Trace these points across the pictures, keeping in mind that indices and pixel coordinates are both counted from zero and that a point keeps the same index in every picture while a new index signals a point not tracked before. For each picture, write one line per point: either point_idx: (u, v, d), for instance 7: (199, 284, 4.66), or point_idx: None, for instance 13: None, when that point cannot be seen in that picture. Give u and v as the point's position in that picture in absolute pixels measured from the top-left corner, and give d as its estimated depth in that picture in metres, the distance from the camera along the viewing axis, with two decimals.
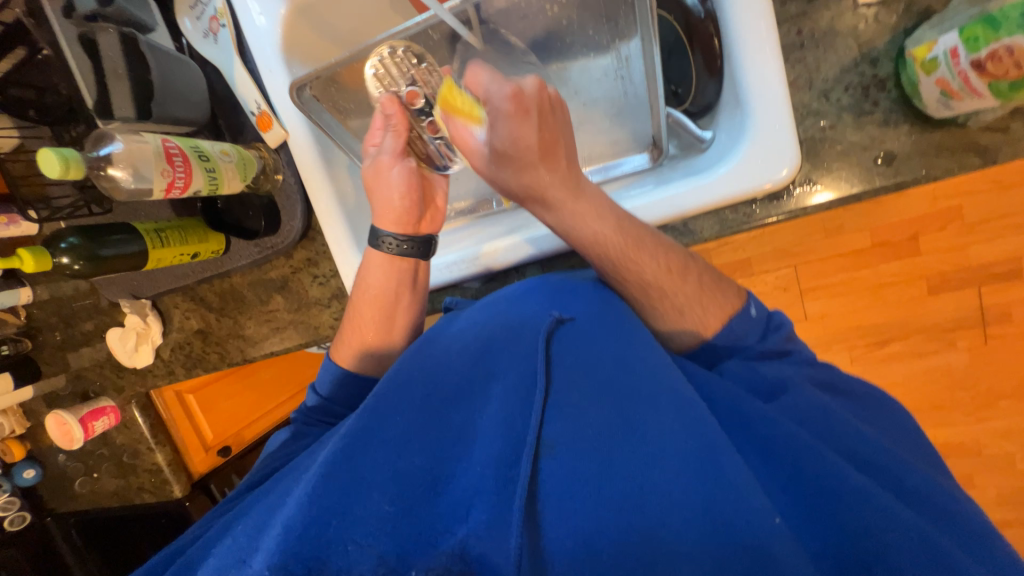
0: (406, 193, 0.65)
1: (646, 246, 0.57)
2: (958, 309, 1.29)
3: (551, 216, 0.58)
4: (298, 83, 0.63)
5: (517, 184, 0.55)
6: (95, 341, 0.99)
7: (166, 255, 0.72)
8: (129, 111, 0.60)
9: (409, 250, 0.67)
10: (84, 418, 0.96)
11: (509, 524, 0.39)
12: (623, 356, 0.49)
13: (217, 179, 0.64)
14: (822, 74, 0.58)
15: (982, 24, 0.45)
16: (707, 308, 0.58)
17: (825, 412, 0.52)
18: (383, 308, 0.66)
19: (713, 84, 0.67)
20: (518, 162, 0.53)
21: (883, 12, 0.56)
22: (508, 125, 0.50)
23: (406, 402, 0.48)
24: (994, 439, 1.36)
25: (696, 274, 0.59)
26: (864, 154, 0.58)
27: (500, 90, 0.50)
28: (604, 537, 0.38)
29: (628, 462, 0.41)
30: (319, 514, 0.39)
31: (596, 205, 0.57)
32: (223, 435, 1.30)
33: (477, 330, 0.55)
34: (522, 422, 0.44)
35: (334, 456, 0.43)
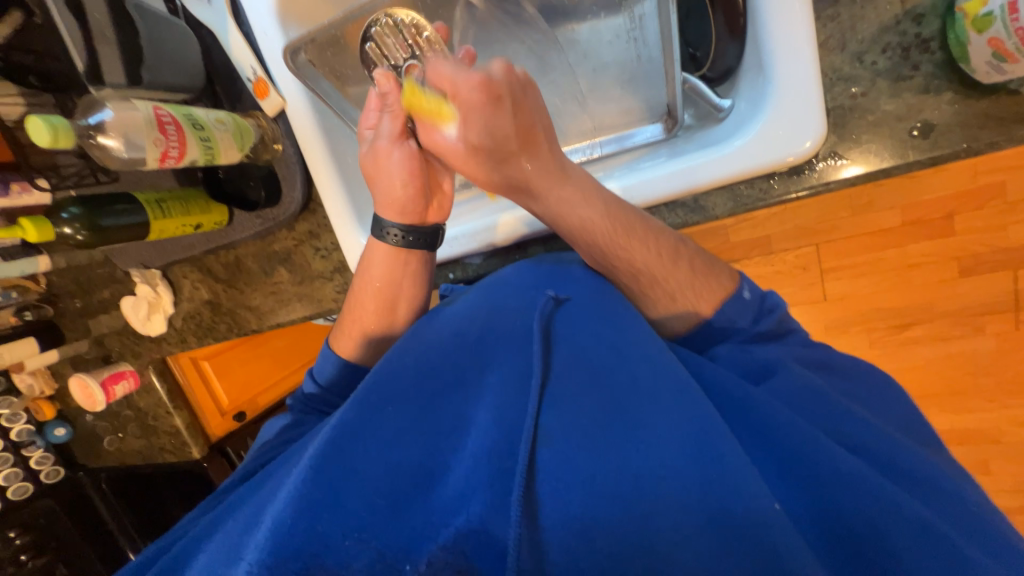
0: (410, 178, 0.60)
1: (637, 234, 0.54)
2: (991, 293, 1.22)
3: (538, 204, 0.56)
4: (291, 46, 0.60)
5: (501, 176, 0.54)
6: (112, 309, 1.01)
7: (168, 226, 0.71)
8: (120, 78, 0.59)
9: (413, 242, 0.64)
10: (105, 381, 1.00)
11: (506, 515, 0.38)
12: (617, 343, 0.47)
13: (213, 149, 0.63)
14: (858, 34, 0.52)
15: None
16: (699, 290, 0.55)
17: (820, 395, 0.49)
18: (384, 298, 0.64)
19: (734, 46, 0.61)
20: (497, 153, 0.53)
21: None
22: (479, 115, 0.51)
23: (398, 392, 0.47)
24: (1013, 427, 1.32)
25: (686, 256, 0.56)
26: (899, 125, 0.53)
27: (465, 80, 0.50)
28: (600, 529, 0.37)
29: (628, 453, 0.40)
30: (311, 504, 0.38)
31: (582, 188, 0.55)
32: (238, 401, 1.34)
33: (471, 315, 0.53)
34: (518, 413, 0.43)
35: (325, 448, 0.42)
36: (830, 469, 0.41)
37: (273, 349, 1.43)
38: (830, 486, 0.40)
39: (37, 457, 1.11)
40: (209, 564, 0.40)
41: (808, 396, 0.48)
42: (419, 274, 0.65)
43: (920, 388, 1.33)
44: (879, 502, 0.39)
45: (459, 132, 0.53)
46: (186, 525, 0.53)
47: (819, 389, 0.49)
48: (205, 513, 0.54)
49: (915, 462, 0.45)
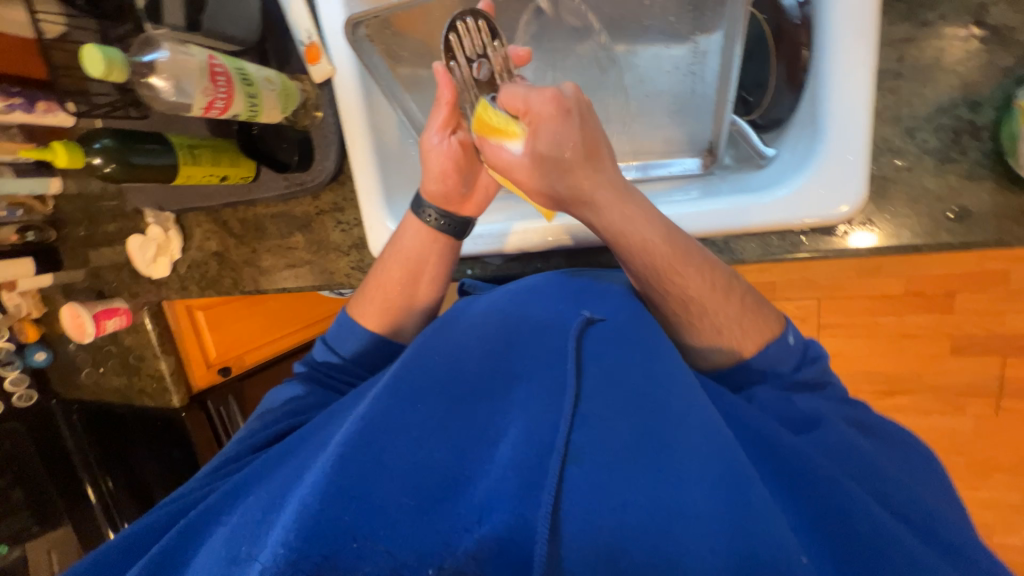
0: (446, 172, 0.61)
1: (693, 260, 0.53)
2: (978, 375, 1.25)
3: (598, 218, 0.52)
4: (354, 19, 0.60)
5: (565, 187, 0.50)
6: (116, 243, 1.00)
7: (196, 173, 0.71)
8: (179, 20, 0.60)
9: (448, 228, 0.65)
10: (97, 314, 0.99)
11: (534, 528, 0.38)
12: (650, 371, 0.47)
13: (258, 107, 0.62)
14: (913, 109, 0.54)
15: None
16: (746, 326, 0.56)
17: (854, 450, 0.50)
18: (409, 270, 0.66)
19: (790, 98, 0.62)
20: (564, 166, 0.49)
21: (997, 54, 0.51)
22: (551, 129, 0.48)
23: (428, 390, 0.48)
24: (977, 508, 1.34)
25: (738, 290, 0.56)
26: (937, 205, 0.54)
27: (540, 95, 0.48)
28: (625, 559, 0.38)
29: (657, 484, 0.40)
30: (337, 493, 0.39)
31: (643, 209, 0.52)
32: (226, 355, 1.30)
33: (500, 318, 0.55)
34: (549, 430, 0.43)
35: (352, 438, 0.42)
36: (861, 523, 0.42)
37: (268, 311, 1.41)
38: (856, 538, 0.42)
39: (12, 377, 1.10)
40: (233, 532, 0.42)
41: (819, 437, 0.51)
42: (446, 254, 0.66)
43: None
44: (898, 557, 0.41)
45: (526, 146, 0.49)
46: (197, 489, 0.54)
47: (836, 433, 0.51)
48: (218, 479, 0.55)
49: (923, 516, 0.47)
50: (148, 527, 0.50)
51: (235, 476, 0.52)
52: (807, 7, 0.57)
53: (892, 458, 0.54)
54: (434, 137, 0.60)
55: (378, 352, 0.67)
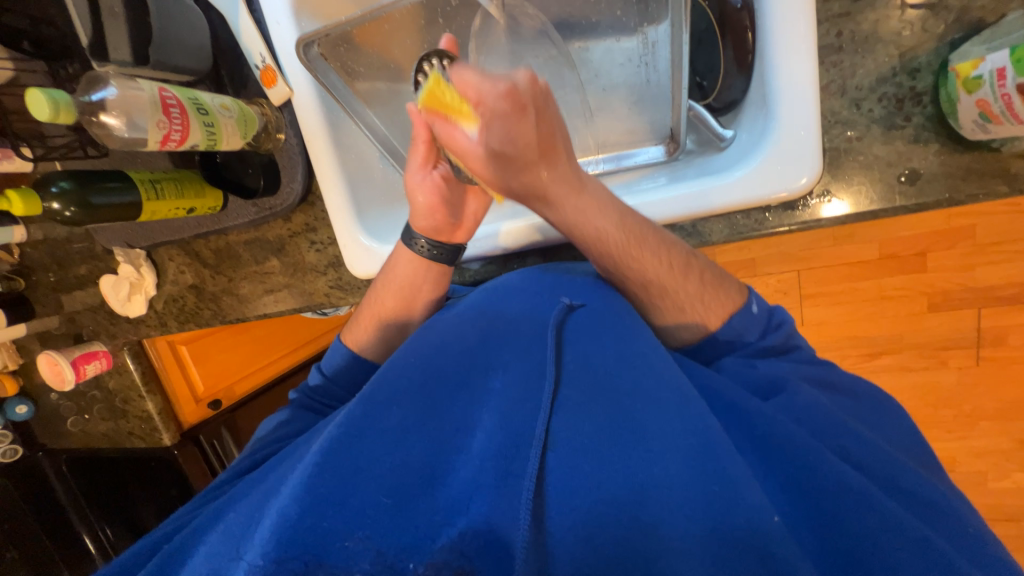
0: (433, 206, 0.63)
1: (648, 243, 0.55)
2: (956, 329, 1.29)
3: (551, 212, 0.56)
4: (305, 39, 0.59)
5: (518, 184, 0.52)
6: (89, 286, 0.98)
7: (161, 208, 0.70)
8: (126, 55, 0.57)
9: (440, 256, 0.65)
10: (76, 360, 0.97)
11: (517, 517, 0.41)
12: (621, 350, 0.50)
13: (216, 135, 0.62)
14: (857, 81, 0.55)
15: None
16: (708, 302, 0.57)
17: (822, 410, 0.51)
18: (403, 298, 0.66)
19: (740, 81, 0.63)
20: (518, 163, 0.50)
21: (931, 20, 0.53)
22: (505, 124, 0.47)
23: (403, 392, 0.49)
24: (969, 457, 1.38)
25: (697, 269, 0.57)
26: (889, 170, 0.55)
27: (494, 89, 0.45)
28: (607, 537, 0.40)
29: (628, 458, 0.43)
30: (315, 503, 0.40)
31: (596, 200, 0.55)
32: (213, 388, 1.30)
33: (477, 317, 0.57)
34: (527, 419, 0.45)
35: (330, 445, 0.44)
36: (833, 482, 0.43)
37: (255, 338, 1.39)
38: (827, 498, 0.43)
39: None
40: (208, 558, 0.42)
41: (801, 404, 0.51)
42: (441, 282, 0.67)
43: None
44: (873, 519, 0.41)
45: (480, 136, 0.48)
46: (183, 516, 0.55)
47: (823, 407, 0.51)
48: (203, 505, 0.56)
49: (908, 473, 0.48)
50: (133, 557, 0.50)
51: (217, 502, 0.52)
52: None
53: (871, 417, 0.56)
54: (417, 175, 0.63)
55: (364, 367, 0.67)
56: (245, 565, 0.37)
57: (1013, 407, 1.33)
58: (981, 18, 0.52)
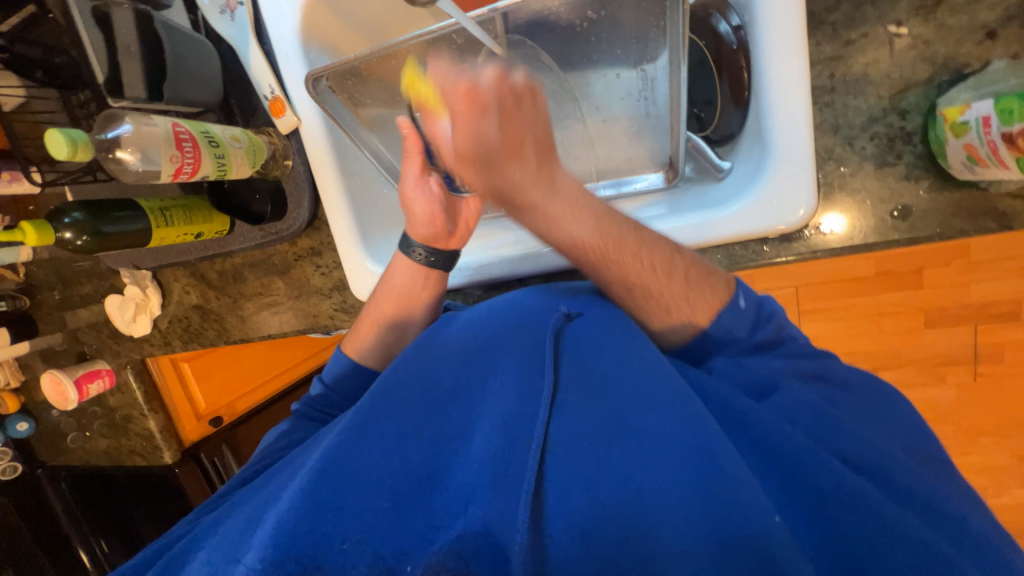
0: (428, 213, 0.67)
1: (629, 247, 0.54)
2: (953, 344, 1.30)
3: (525, 218, 0.54)
4: (314, 73, 0.63)
5: (489, 183, 0.52)
6: (93, 304, 0.99)
7: (169, 234, 0.71)
8: (140, 91, 0.58)
9: (433, 261, 0.67)
10: (79, 380, 0.98)
11: (514, 523, 0.42)
12: (621, 357, 0.51)
13: (226, 166, 0.63)
14: (849, 120, 0.57)
15: (1021, 99, 0.45)
16: (695, 301, 0.56)
17: None
18: (401, 304, 0.67)
19: (738, 114, 0.64)
20: (486, 160, 0.51)
21: (917, 67, 0.55)
22: (468, 123, 0.49)
23: (399, 400, 0.49)
24: (969, 472, 1.39)
25: (681, 267, 0.55)
26: (881, 206, 0.57)
27: (454, 87, 0.48)
28: (600, 537, 0.41)
29: (623, 459, 0.44)
30: (314, 508, 0.41)
31: (571, 206, 0.54)
32: (215, 406, 1.30)
33: (477, 328, 0.57)
34: (526, 424, 0.46)
35: (331, 451, 0.45)
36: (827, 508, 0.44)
37: (256, 353, 1.39)
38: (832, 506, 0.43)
39: None
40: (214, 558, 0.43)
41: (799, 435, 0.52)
42: (437, 287, 0.68)
43: None
44: (873, 543, 0.42)
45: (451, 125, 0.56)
46: (185, 525, 0.55)
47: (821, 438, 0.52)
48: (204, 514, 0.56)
49: (914, 492, 0.48)
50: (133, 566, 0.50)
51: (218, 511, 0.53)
52: (742, 31, 0.59)
53: None
54: (411, 185, 0.67)
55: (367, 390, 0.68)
56: (245, 567, 0.40)
57: (1012, 423, 1.34)
58: (965, 64, 0.54)
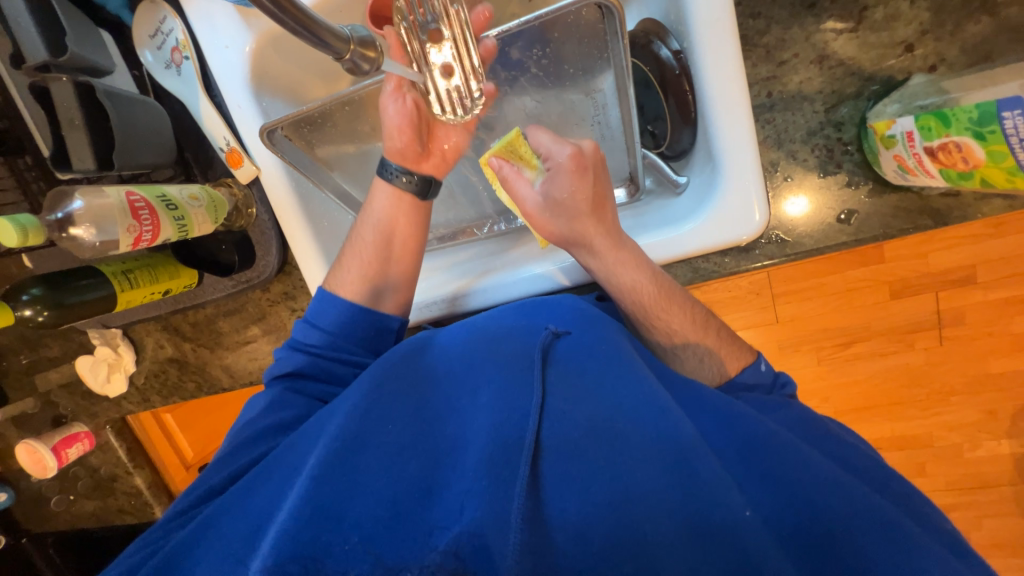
0: (403, 128, 0.64)
1: (677, 299, 0.58)
2: (918, 313, 1.36)
3: (594, 261, 0.58)
4: (268, 127, 0.64)
5: (567, 229, 0.57)
6: (63, 365, 0.96)
7: (136, 296, 0.70)
8: (89, 162, 0.57)
9: (416, 188, 0.67)
10: (57, 446, 0.95)
11: (509, 520, 0.41)
12: (604, 366, 0.53)
13: (187, 226, 0.63)
14: (790, 135, 0.60)
15: (936, 117, 0.48)
16: (725, 354, 0.58)
17: None
18: (383, 235, 0.67)
19: (687, 131, 0.65)
20: (572, 210, 0.57)
21: (841, 83, 0.58)
22: (571, 178, 0.56)
23: (396, 412, 0.51)
24: (944, 431, 1.46)
25: (716, 325, 0.59)
26: (828, 212, 0.60)
27: (562, 150, 0.57)
28: (596, 534, 0.41)
29: (611, 458, 0.44)
30: (313, 516, 0.42)
31: (636, 256, 0.58)
32: (203, 453, 1.30)
33: (466, 341, 0.59)
34: (516, 428, 0.47)
35: (328, 458, 0.46)
36: None
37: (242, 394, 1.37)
38: (823, 492, 0.42)
39: None
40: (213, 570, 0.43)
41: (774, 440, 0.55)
42: (418, 216, 0.68)
43: (863, 400, 1.46)
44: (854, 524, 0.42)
45: (544, 186, 0.58)
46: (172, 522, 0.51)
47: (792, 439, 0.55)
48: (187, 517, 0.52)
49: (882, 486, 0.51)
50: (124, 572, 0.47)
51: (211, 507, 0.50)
52: (682, 54, 0.61)
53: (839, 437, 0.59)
54: (388, 99, 0.63)
55: None
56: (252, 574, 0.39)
57: (978, 380, 1.41)
58: (891, 76, 0.57)
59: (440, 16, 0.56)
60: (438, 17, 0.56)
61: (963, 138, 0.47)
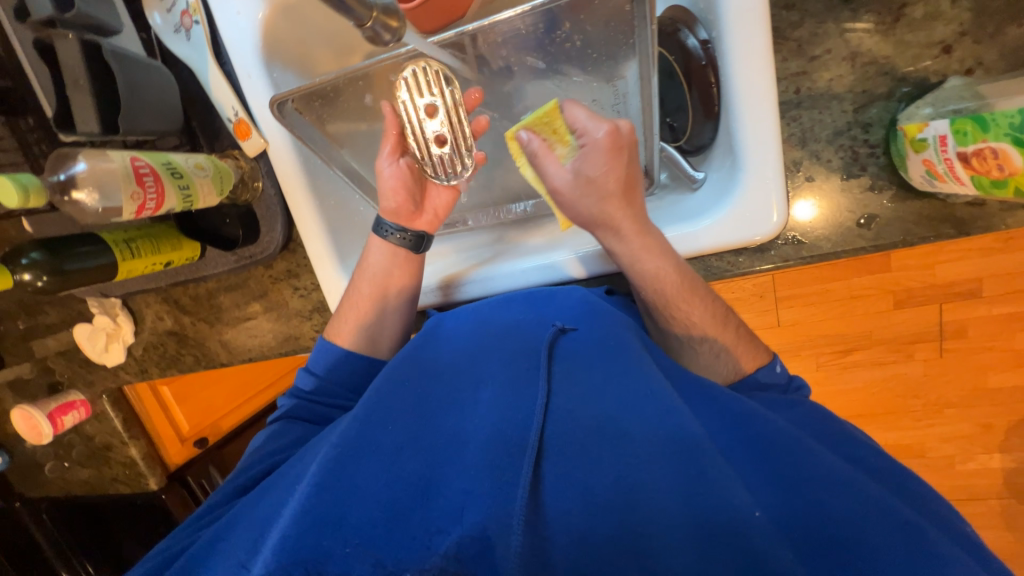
0: (396, 190, 0.66)
1: (699, 293, 0.57)
2: (920, 324, 1.35)
3: (618, 245, 0.57)
4: (279, 98, 0.62)
5: (594, 209, 0.57)
6: (60, 333, 0.95)
7: (138, 266, 0.68)
8: (93, 125, 0.55)
9: (409, 243, 0.68)
10: (52, 412, 0.95)
11: (509, 524, 0.41)
12: (610, 365, 0.52)
13: (192, 196, 0.61)
14: (815, 134, 0.58)
15: (973, 121, 0.47)
16: (742, 350, 0.58)
17: None
18: (377, 286, 0.67)
19: (709, 126, 0.64)
20: (602, 190, 0.56)
21: (871, 83, 0.56)
22: (605, 157, 0.55)
23: (396, 411, 0.51)
24: (937, 443, 1.47)
25: (736, 322, 0.59)
26: (848, 215, 0.59)
27: (598, 127, 0.55)
28: (597, 539, 0.41)
29: (614, 462, 0.44)
30: (313, 523, 0.42)
31: (662, 243, 0.57)
32: (200, 426, 1.27)
33: (469, 339, 0.60)
34: (519, 427, 0.46)
35: (329, 463, 0.46)
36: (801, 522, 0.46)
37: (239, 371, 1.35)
38: (828, 496, 0.41)
39: None
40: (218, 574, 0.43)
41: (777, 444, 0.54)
42: (412, 267, 0.69)
43: (859, 407, 1.46)
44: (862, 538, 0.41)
45: (575, 163, 0.57)
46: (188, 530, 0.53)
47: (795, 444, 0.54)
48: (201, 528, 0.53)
49: None
50: None
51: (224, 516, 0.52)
52: (709, 46, 0.59)
53: None
54: (384, 161, 0.66)
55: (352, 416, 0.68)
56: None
57: (975, 394, 1.41)
58: (925, 77, 0.55)
59: (435, 92, 0.62)
60: (432, 93, 0.62)
61: (1001, 144, 0.45)
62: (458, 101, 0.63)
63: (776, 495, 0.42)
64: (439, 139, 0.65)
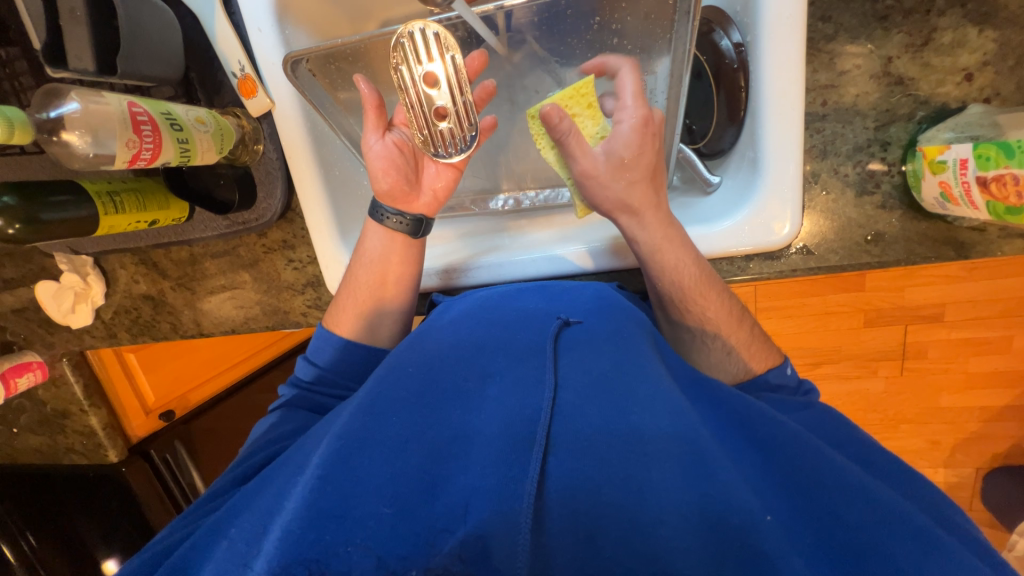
0: (387, 169, 0.63)
1: (716, 287, 0.58)
2: (888, 342, 1.42)
3: (640, 231, 0.58)
4: (294, 56, 0.58)
5: (619, 193, 0.57)
6: (19, 289, 0.88)
7: (120, 223, 0.63)
8: (88, 63, 0.52)
9: (407, 227, 0.65)
10: (5, 373, 0.87)
11: (517, 525, 0.40)
12: (620, 361, 0.51)
13: (190, 151, 0.57)
14: (836, 148, 0.60)
15: (997, 147, 0.48)
16: (753, 351, 0.59)
17: None
18: (376, 274, 0.64)
19: (731, 131, 0.65)
20: (630, 173, 0.57)
21: (891, 104, 0.59)
22: (637, 140, 0.56)
23: (400, 400, 0.49)
24: None
25: (750, 320, 0.60)
26: (857, 231, 0.61)
27: (631, 110, 0.56)
28: (608, 542, 0.40)
29: (626, 462, 0.43)
30: (314, 518, 0.40)
31: (681, 233, 0.58)
32: (166, 398, 1.19)
33: (472, 329, 0.58)
34: (527, 423, 0.46)
35: (332, 453, 0.45)
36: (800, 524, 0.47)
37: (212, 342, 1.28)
38: (829, 496, 0.43)
39: None
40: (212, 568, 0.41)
41: None
42: (416, 255, 0.66)
43: None
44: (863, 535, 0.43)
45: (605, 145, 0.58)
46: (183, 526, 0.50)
47: None
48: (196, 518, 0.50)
49: None
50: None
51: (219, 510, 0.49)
52: (743, 49, 0.60)
53: None
54: (371, 138, 0.62)
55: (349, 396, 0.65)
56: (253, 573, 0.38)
57: (930, 412, 1.50)
58: (945, 103, 0.58)
59: (435, 60, 0.55)
60: (432, 61, 0.55)
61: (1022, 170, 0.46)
62: (460, 69, 0.56)
63: (782, 498, 0.43)
64: (440, 113, 0.58)
